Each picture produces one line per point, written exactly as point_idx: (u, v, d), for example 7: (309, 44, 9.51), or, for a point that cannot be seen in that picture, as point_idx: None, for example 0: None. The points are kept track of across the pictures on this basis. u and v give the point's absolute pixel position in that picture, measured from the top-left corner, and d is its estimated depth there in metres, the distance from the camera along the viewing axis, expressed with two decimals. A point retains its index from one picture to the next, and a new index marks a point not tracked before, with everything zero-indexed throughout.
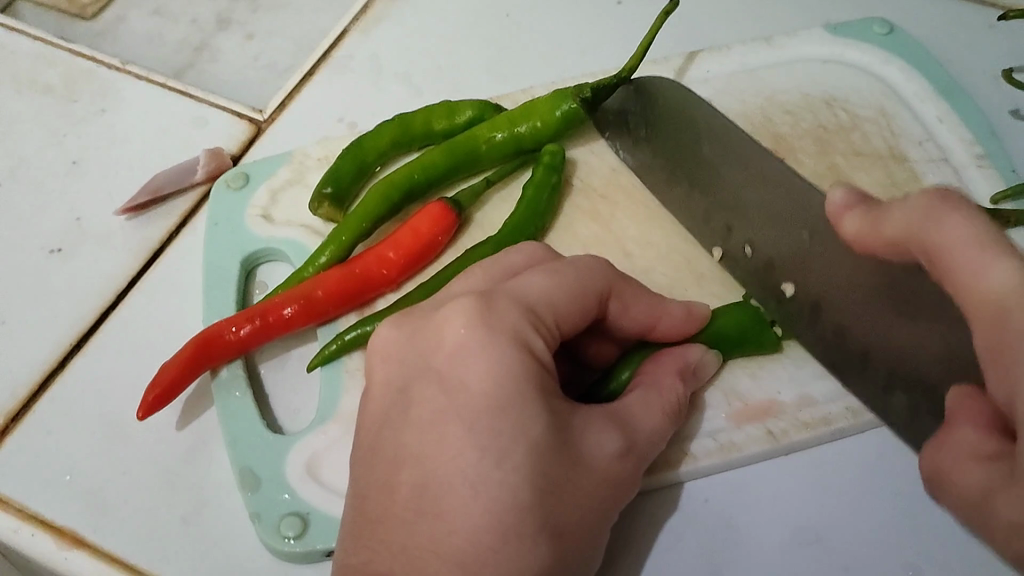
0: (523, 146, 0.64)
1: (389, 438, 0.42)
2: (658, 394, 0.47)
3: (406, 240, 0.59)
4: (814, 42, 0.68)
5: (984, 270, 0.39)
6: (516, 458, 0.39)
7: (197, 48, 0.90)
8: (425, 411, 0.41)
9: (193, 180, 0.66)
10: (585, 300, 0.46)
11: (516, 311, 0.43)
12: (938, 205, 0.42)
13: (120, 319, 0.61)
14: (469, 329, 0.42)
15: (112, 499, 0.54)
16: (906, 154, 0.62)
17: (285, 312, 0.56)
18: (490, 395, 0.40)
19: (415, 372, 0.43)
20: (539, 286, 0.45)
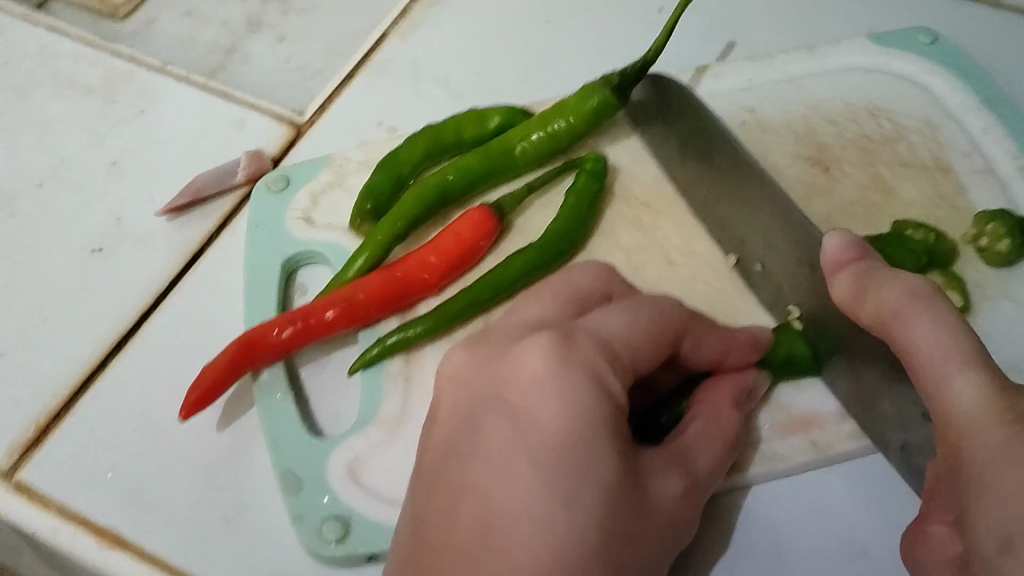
0: (558, 145, 0.64)
1: (452, 472, 0.41)
2: (720, 425, 0.47)
3: (448, 244, 0.59)
4: (857, 52, 0.67)
5: (949, 383, 0.42)
6: (586, 500, 0.38)
7: (230, 50, 0.90)
8: (494, 442, 0.41)
9: (233, 182, 0.66)
10: (654, 334, 0.47)
11: (591, 346, 0.44)
12: (909, 299, 0.45)
13: (161, 320, 0.61)
14: (545, 363, 0.42)
15: (153, 500, 0.54)
16: (950, 165, 0.62)
17: (327, 314, 0.56)
18: (563, 433, 0.40)
19: (486, 404, 0.43)
20: (615, 324, 0.46)
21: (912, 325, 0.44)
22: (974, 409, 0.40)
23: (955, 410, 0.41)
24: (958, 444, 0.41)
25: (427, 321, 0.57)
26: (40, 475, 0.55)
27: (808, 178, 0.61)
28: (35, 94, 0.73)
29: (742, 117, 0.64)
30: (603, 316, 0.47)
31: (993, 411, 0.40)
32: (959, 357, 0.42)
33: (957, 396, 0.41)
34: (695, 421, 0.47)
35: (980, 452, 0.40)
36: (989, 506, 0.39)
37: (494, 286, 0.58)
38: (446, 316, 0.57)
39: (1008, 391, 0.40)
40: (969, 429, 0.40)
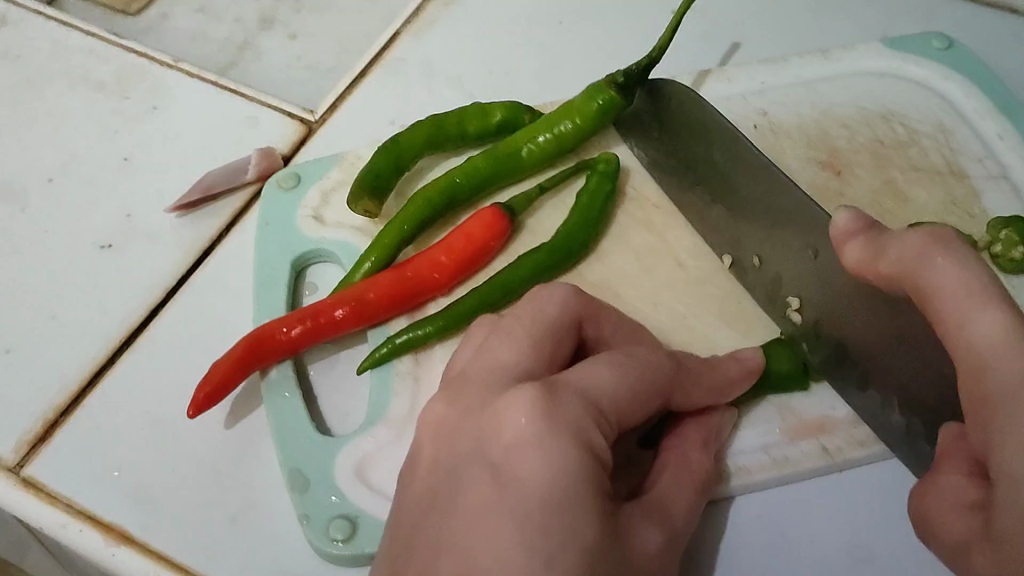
0: (565, 144, 0.64)
1: (432, 529, 0.39)
2: (688, 470, 0.48)
3: (458, 245, 0.58)
4: (871, 56, 0.67)
5: (966, 320, 0.42)
6: (566, 562, 0.37)
7: (240, 47, 0.90)
8: (473, 501, 0.39)
9: (244, 179, 0.66)
10: (645, 372, 0.46)
11: (578, 403, 0.42)
12: (929, 245, 0.45)
13: (170, 316, 0.61)
14: (530, 419, 0.40)
15: (161, 498, 0.53)
16: (964, 170, 0.62)
17: (337, 313, 0.56)
18: (544, 493, 0.38)
19: (467, 461, 0.41)
20: (602, 378, 0.44)
21: (933, 266, 0.44)
22: (993, 346, 0.41)
23: (978, 341, 0.41)
24: (982, 387, 0.41)
25: (435, 322, 0.56)
26: (48, 471, 0.55)
27: (821, 182, 0.61)
28: (47, 89, 0.73)
29: (755, 120, 0.64)
30: (590, 367, 0.45)
31: (1014, 328, 0.41)
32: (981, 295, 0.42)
33: (977, 330, 0.41)
34: (667, 473, 0.47)
35: (1009, 374, 0.40)
36: (1005, 429, 0.40)
37: (504, 288, 0.58)
38: (454, 318, 0.57)
39: (1022, 324, 0.41)
40: (987, 356, 0.41)
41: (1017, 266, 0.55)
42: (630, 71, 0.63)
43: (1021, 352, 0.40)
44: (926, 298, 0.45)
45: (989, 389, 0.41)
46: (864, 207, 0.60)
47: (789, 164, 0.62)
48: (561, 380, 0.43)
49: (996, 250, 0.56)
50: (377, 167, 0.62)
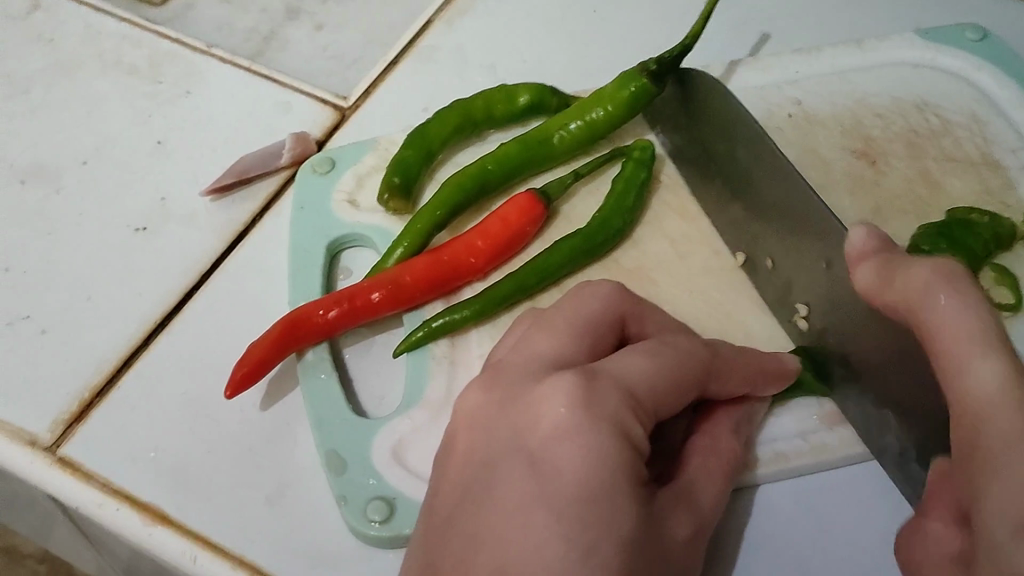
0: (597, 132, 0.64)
1: (467, 516, 0.39)
2: (716, 461, 0.48)
3: (495, 229, 0.59)
4: (906, 46, 0.67)
5: (967, 366, 0.42)
6: (602, 556, 0.37)
7: (266, 36, 0.90)
8: (509, 491, 0.39)
9: (278, 164, 0.66)
10: (680, 358, 0.46)
11: (617, 393, 0.42)
12: (935, 277, 0.46)
13: (205, 298, 0.61)
14: (570, 410, 0.40)
15: (196, 478, 0.54)
16: (999, 161, 0.62)
17: (374, 296, 0.56)
18: (579, 485, 0.38)
19: (503, 448, 0.41)
20: (637, 366, 0.44)
21: (938, 301, 0.44)
22: (988, 398, 0.40)
23: (976, 393, 0.41)
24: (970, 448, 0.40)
25: (472, 305, 0.56)
26: (85, 450, 0.55)
27: (856, 171, 0.61)
28: (80, 73, 0.74)
29: (789, 110, 0.64)
30: (625, 357, 0.44)
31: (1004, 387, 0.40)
32: (981, 343, 0.42)
33: (979, 379, 0.41)
34: (699, 467, 0.47)
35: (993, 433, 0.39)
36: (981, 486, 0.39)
37: (542, 272, 0.58)
38: (492, 301, 0.57)
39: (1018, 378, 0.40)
40: (981, 413, 0.40)
41: None
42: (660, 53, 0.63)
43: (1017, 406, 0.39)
44: (928, 330, 0.45)
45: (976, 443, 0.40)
46: (900, 196, 0.60)
47: (823, 153, 0.62)
48: (595, 368, 0.43)
49: None
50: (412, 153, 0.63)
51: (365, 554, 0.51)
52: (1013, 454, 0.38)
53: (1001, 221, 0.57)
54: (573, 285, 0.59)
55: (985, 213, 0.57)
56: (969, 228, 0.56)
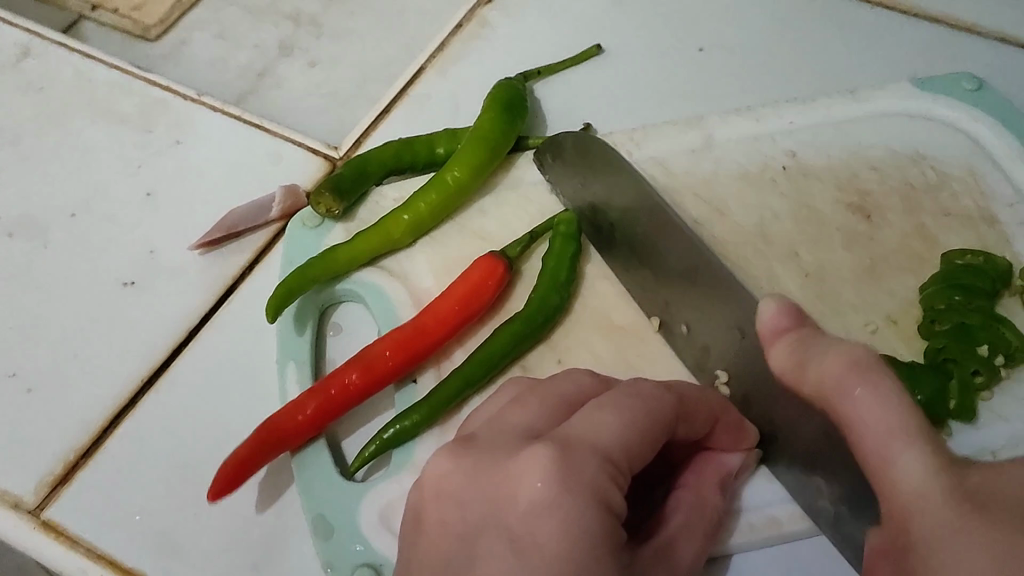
0: (491, 152, 0.62)
1: None
2: (699, 516, 0.47)
3: (458, 291, 0.56)
4: (901, 96, 0.66)
5: (891, 461, 0.38)
6: None
7: (259, 74, 0.90)
8: (492, 572, 0.39)
9: (267, 217, 0.65)
10: (648, 417, 0.44)
11: (595, 461, 0.40)
12: (850, 371, 0.41)
13: (193, 356, 0.60)
14: (546, 484, 0.39)
15: (183, 545, 0.53)
16: (996, 216, 0.61)
17: (346, 382, 0.54)
18: (562, 561, 0.38)
19: (483, 525, 0.40)
20: (609, 426, 0.42)
21: (851, 398, 0.40)
22: (915, 494, 0.37)
23: (898, 489, 0.37)
24: (908, 536, 0.37)
25: (418, 411, 0.54)
26: (70, 514, 0.54)
27: (850, 226, 0.61)
28: (71, 122, 0.73)
29: (783, 162, 0.64)
30: (595, 413, 0.43)
31: (964, 518, 0.35)
32: (903, 433, 0.38)
33: (901, 473, 0.37)
34: (674, 518, 0.47)
35: (928, 527, 0.36)
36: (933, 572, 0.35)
37: (483, 361, 0.55)
38: (440, 403, 0.54)
39: (948, 471, 0.37)
40: (912, 506, 0.37)
41: None
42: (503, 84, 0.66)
43: (951, 498, 0.36)
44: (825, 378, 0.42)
45: (914, 540, 0.37)
46: (895, 252, 0.60)
47: (817, 208, 0.62)
48: (569, 436, 0.42)
49: None
50: (337, 179, 0.62)
51: None
52: (953, 551, 0.35)
53: (997, 260, 0.57)
54: (562, 342, 0.58)
55: (979, 253, 0.57)
56: (977, 271, 0.55)
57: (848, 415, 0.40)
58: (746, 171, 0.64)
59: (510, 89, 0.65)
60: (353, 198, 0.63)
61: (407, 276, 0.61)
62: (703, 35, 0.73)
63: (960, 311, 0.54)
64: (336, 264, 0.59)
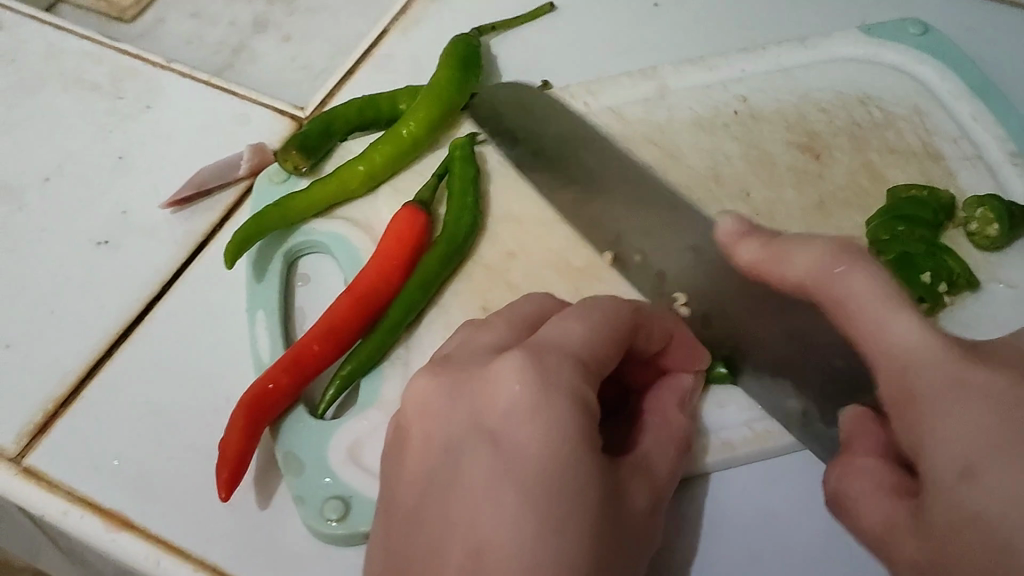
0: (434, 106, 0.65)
1: (437, 505, 0.39)
2: (667, 431, 0.49)
3: (389, 248, 0.59)
4: (849, 43, 0.68)
5: (884, 325, 0.42)
6: (572, 523, 0.37)
7: (234, 49, 0.92)
8: (478, 469, 0.38)
9: (236, 175, 0.67)
10: (606, 333, 0.45)
11: (567, 366, 0.41)
12: (829, 257, 0.44)
13: (166, 309, 0.62)
14: (523, 386, 0.39)
15: (159, 484, 0.55)
16: (940, 152, 0.63)
17: (312, 348, 0.56)
18: (546, 450, 0.38)
19: (467, 434, 0.40)
20: (573, 335, 0.43)
21: (848, 278, 0.43)
22: (915, 351, 0.40)
23: (897, 351, 0.41)
24: (907, 386, 0.40)
25: (369, 347, 0.57)
26: (48, 459, 0.56)
27: (799, 166, 0.63)
28: (43, 92, 0.75)
29: (735, 107, 0.66)
30: (560, 327, 0.44)
31: (961, 368, 0.39)
32: (895, 301, 0.42)
33: (899, 336, 0.41)
34: (644, 437, 0.48)
35: (927, 376, 0.40)
36: (938, 420, 0.38)
37: (421, 290, 0.59)
38: (387, 336, 0.57)
39: (934, 331, 0.41)
40: (909, 363, 0.40)
41: (994, 242, 0.57)
42: (458, 44, 0.68)
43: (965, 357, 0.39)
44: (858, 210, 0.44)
45: (910, 385, 0.40)
46: (842, 189, 0.62)
47: (767, 150, 0.64)
48: (539, 350, 0.42)
49: (973, 228, 0.58)
50: (304, 136, 0.64)
51: (326, 553, 0.52)
52: (950, 397, 0.38)
53: (940, 193, 0.59)
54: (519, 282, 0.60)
55: (923, 188, 0.60)
56: (920, 203, 0.58)
57: (837, 296, 0.44)
58: (699, 116, 0.66)
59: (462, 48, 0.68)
60: (319, 154, 0.65)
61: (371, 225, 0.63)
62: None
63: (903, 240, 0.56)
64: (289, 213, 0.62)
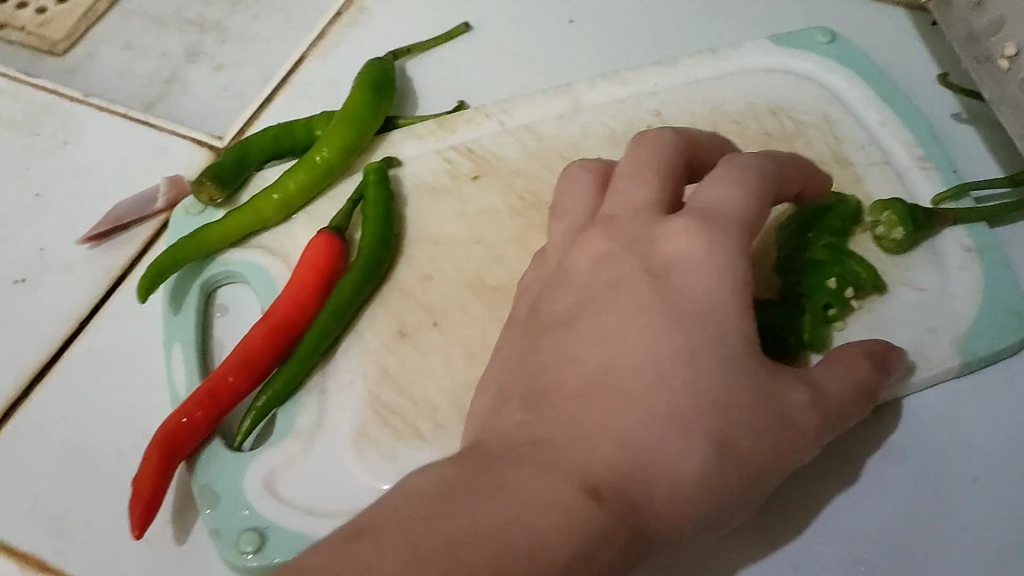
0: (347, 131, 0.65)
1: (587, 316, 0.47)
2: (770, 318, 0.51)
3: (306, 276, 0.59)
4: (760, 53, 0.69)
5: None
6: (707, 367, 0.44)
7: (166, 81, 0.87)
8: (631, 301, 0.46)
9: (154, 208, 0.67)
10: (729, 305, 0.46)
11: (733, 226, 0.48)
12: None
13: (83, 346, 0.62)
14: (696, 244, 0.47)
15: (74, 525, 0.54)
16: (849, 158, 0.63)
17: (228, 380, 0.55)
18: (702, 300, 0.46)
19: (629, 274, 0.48)
20: (725, 197, 0.49)
21: None
22: None
23: None
24: None
25: (285, 376, 0.56)
26: None
27: None
28: None
29: (649, 122, 0.66)
30: (714, 188, 0.50)
31: None
32: None
33: None
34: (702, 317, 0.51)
35: None
36: None
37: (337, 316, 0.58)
38: (302, 365, 0.57)
39: None
40: None
41: (901, 245, 0.57)
42: (371, 69, 0.68)
43: None
44: None
45: None
46: None
47: None
48: (648, 304, 0.46)
49: (879, 232, 0.58)
50: (217, 167, 0.64)
51: None
52: None
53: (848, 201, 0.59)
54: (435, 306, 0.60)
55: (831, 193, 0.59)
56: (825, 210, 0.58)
57: None
58: (612, 133, 0.66)
59: (374, 73, 0.68)
60: (235, 185, 0.65)
61: (288, 253, 0.63)
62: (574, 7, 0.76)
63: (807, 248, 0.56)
64: (206, 242, 0.61)
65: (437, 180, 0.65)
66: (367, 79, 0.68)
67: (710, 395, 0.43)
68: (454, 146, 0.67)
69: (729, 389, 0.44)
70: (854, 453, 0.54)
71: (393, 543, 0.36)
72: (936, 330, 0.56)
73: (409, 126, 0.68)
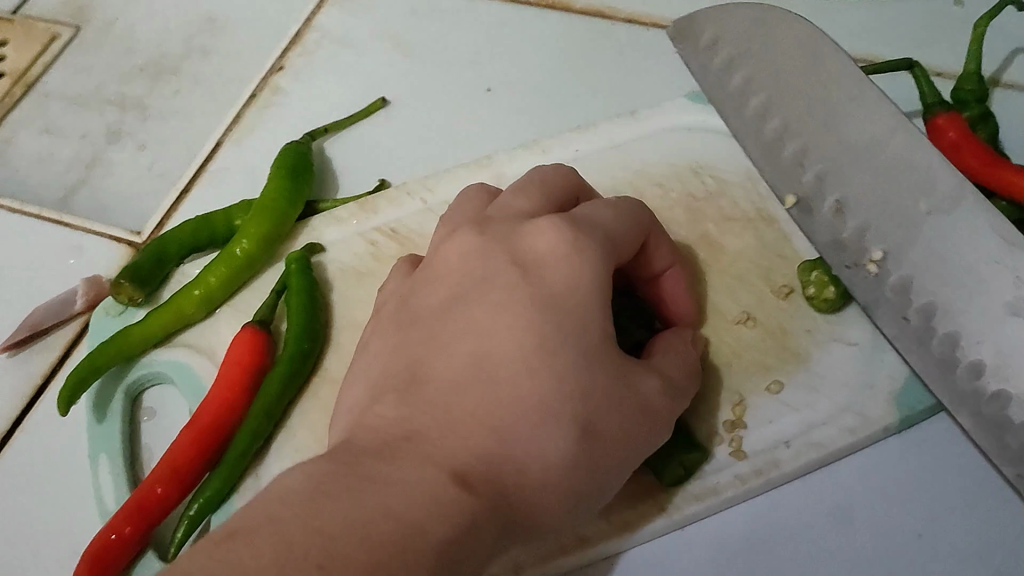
0: (268, 220, 0.63)
1: (435, 327, 0.48)
2: (681, 354, 0.51)
3: (231, 375, 0.57)
4: (677, 111, 0.69)
5: None
6: (557, 374, 0.45)
7: (88, 163, 0.82)
8: (484, 308, 0.47)
9: (72, 311, 0.65)
10: (592, 303, 0.47)
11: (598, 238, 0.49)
12: None
13: (6, 463, 0.60)
14: (558, 233, 0.49)
15: None
16: (774, 215, 0.63)
17: (157, 491, 0.53)
18: (572, 289, 0.47)
19: (468, 286, 0.49)
20: (604, 214, 0.51)
21: None
22: None
23: None
24: None
25: (218, 477, 0.54)
26: None
27: None
28: None
29: None
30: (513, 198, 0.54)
31: None
32: None
33: None
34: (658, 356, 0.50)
35: None
36: None
37: (267, 412, 0.56)
38: (236, 466, 0.55)
39: None
40: None
41: (833, 304, 0.57)
42: (289, 154, 0.67)
43: None
44: None
45: None
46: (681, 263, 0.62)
47: None
48: (506, 295, 0.48)
49: (810, 291, 0.58)
50: (134, 266, 0.62)
51: None
52: None
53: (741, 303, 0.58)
54: None
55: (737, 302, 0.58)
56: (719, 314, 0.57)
57: None
58: None
59: (292, 158, 0.67)
60: (155, 283, 0.63)
61: (213, 348, 0.62)
62: (492, 77, 0.75)
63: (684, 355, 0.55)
64: (127, 345, 0.60)
65: (363, 264, 0.64)
66: (285, 165, 0.66)
67: (566, 395, 0.44)
68: (378, 227, 0.66)
69: (582, 382, 0.45)
70: (799, 516, 0.53)
71: (270, 546, 0.35)
72: (872, 385, 0.55)
73: (330, 210, 0.67)
